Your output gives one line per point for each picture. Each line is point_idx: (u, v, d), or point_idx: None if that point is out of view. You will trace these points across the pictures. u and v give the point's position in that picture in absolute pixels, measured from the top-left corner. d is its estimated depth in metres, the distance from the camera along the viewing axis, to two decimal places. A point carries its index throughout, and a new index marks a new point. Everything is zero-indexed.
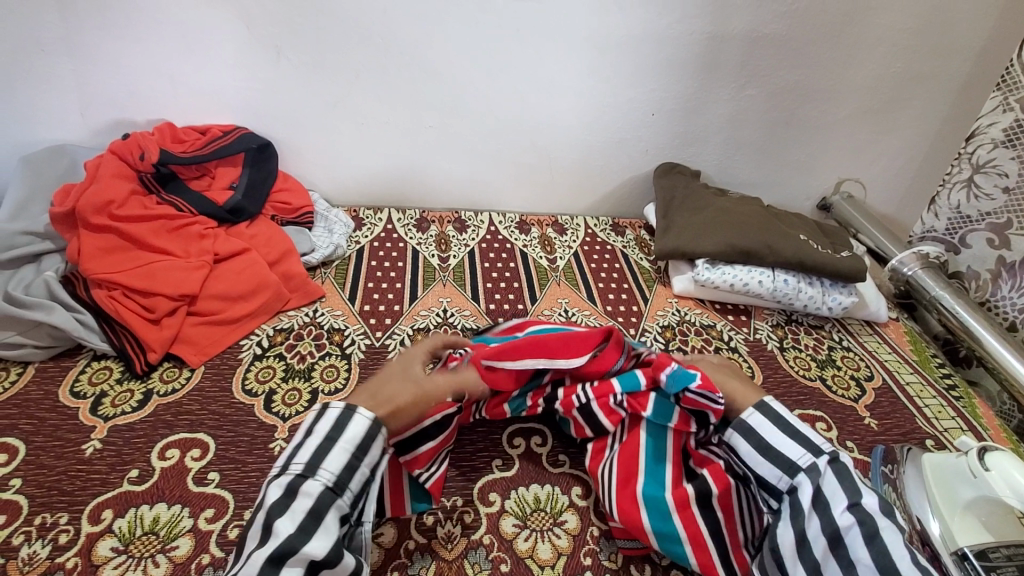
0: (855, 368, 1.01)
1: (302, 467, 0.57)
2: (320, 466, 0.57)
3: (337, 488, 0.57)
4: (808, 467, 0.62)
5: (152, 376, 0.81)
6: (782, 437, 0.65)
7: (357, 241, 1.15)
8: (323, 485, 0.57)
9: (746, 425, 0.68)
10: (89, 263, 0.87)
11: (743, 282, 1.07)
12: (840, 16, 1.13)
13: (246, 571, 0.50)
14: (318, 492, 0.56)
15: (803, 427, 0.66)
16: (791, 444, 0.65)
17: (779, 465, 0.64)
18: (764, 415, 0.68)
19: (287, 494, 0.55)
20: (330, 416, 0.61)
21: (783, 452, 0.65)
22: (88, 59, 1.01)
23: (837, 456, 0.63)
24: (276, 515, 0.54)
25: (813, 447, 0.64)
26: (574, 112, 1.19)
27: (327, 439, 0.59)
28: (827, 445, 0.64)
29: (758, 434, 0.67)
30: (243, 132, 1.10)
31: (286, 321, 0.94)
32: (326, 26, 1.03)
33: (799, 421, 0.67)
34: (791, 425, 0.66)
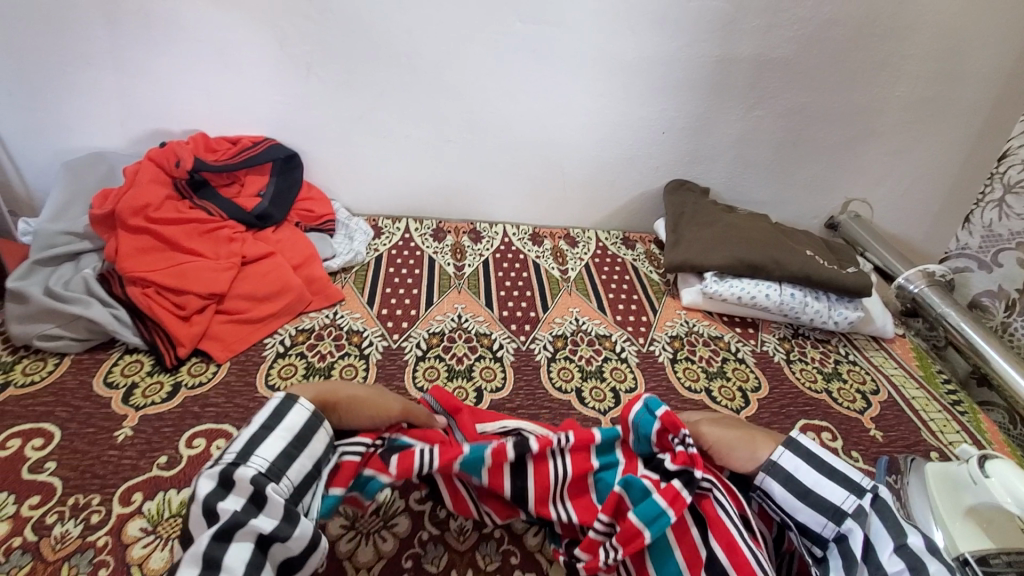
0: (861, 381, 1.02)
1: (235, 456, 0.58)
2: (253, 453, 0.58)
3: (276, 471, 0.58)
4: (855, 511, 0.62)
5: (180, 370, 0.85)
6: (818, 479, 0.64)
7: (376, 249, 1.19)
8: (259, 470, 0.57)
9: (781, 469, 0.66)
10: (126, 262, 0.92)
11: (749, 295, 1.09)
12: (845, 43, 1.18)
13: (193, 551, 0.50)
14: (255, 477, 0.56)
15: (833, 461, 0.66)
16: (833, 486, 0.64)
17: (823, 512, 0.63)
18: (795, 453, 0.66)
19: (222, 482, 0.55)
20: (270, 406, 0.62)
21: (825, 497, 0.64)
22: (131, 73, 1.08)
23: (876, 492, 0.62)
24: (215, 500, 0.54)
25: (851, 488, 0.63)
26: (588, 129, 1.24)
27: (262, 425, 0.60)
28: (867, 481, 0.64)
29: (796, 479, 0.65)
30: (271, 143, 1.15)
31: (308, 321, 0.98)
32: (353, 45, 1.09)
33: (831, 456, 0.66)
34: (825, 464, 0.65)
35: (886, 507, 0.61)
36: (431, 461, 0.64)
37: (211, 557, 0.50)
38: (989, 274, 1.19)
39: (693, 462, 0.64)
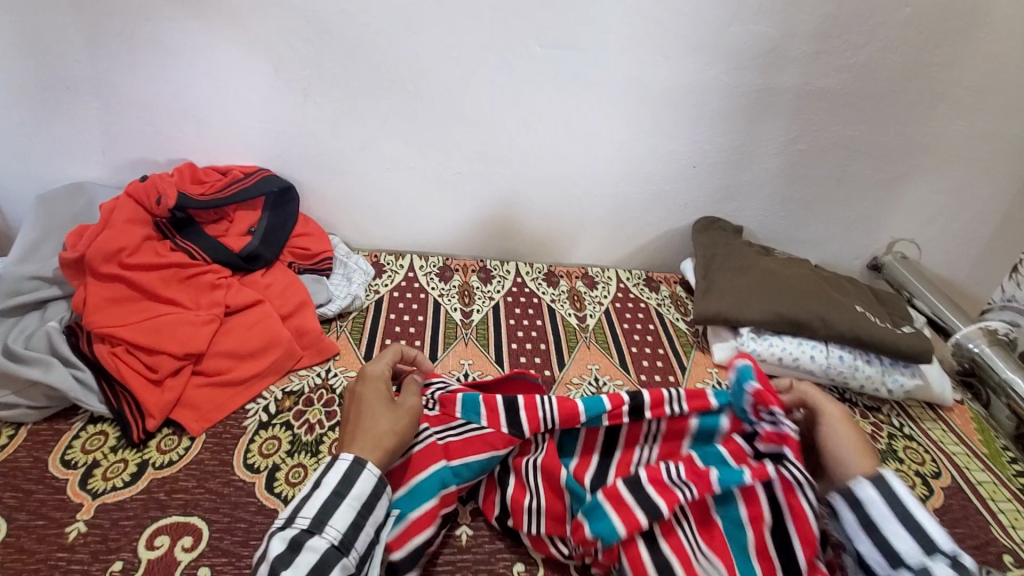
0: (919, 462, 0.90)
1: (308, 522, 0.59)
2: (326, 523, 0.59)
3: (341, 547, 0.59)
4: (919, 567, 0.58)
5: (149, 445, 0.75)
6: (888, 520, 0.62)
7: (376, 291, 1.09)
8: (328, 542, 0.58)
9: (854, 497, 0.64)
10: (94, 315, 0.82)
11: (792, 356, 0.97)
12: (901, 72, 1.05)
13: None
14: (323, 548, 0.57)
15: (917, 513, 0.61)
16: (901, 534, 0.61)
17: (883, 553, 0.61)
18: (880, 492, 0.63)
19: (292, 547, 0.57)
20: (340, 467, 0.63)
21: (895, 539, 0.61)
22: (112, 98, 0.98)
23: (958, 560, 0.58)
24: (281, 567, 0.55)
25: (927, 543, 0.59)
26: (611, 163, 1.12)
27: (335, 495, 0.61)
28: (948, 545, 0.59)
29: (867, 513, 0.63)
30: (264, 174, 1.05)
31: (296, 382, 0.87)
32: (355, 70, 0.98)
33: (913, 506, 0.62)
34: (907, 512, 0.61)
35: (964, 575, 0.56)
36: (552, 418, 0.72)
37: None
38: None
39: (783, 441, 0.69)
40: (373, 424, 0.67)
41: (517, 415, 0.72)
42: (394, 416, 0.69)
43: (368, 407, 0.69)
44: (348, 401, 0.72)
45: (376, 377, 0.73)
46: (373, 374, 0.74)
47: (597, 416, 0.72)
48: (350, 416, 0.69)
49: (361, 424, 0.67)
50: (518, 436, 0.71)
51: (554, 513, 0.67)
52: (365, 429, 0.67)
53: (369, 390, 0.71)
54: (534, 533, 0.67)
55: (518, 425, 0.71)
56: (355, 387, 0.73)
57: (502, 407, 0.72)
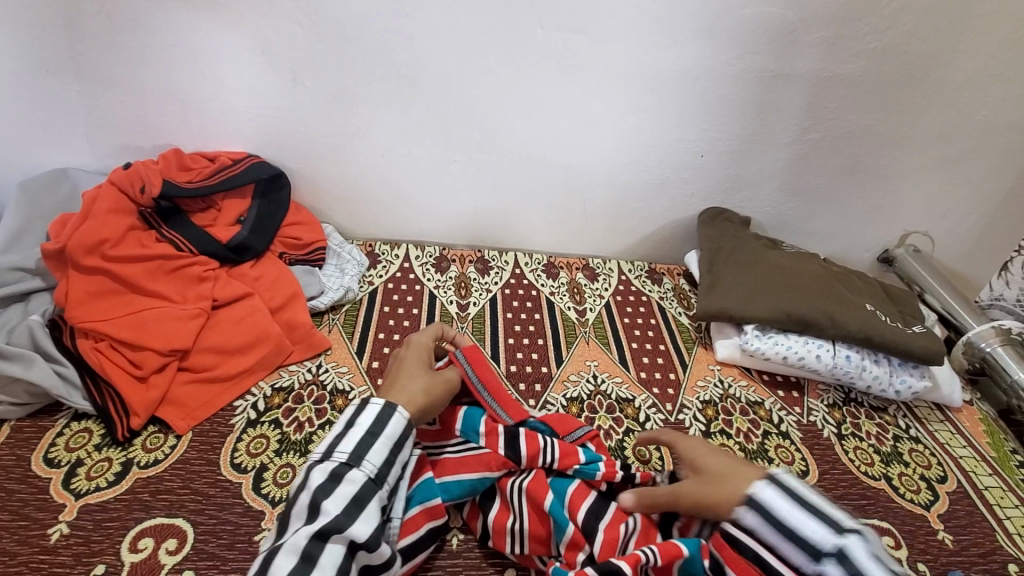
0: (925, 465, 0.88)
1: (346, 456, 0.62)
2: (364, 458, 0.63)
3: (378, 480, 0.63)
4: (834, 551, 0.56)
5: (134, 443, 0.74)
6: (774, 540, 0.58)
7: (370, 282, 1.05)
8: (366, 476, 0.62)
9: (742, 529, 0.60)
10: (76, 309, 0.80)
11: (797, 355, 0.94)
12: (922, 58, 1.00)
13: (293, 543, 0.55)
14: (361, 482, 0.61)
15: (794, 520, 0.58)
16: (793, 549, 0.57)
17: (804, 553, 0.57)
18: (755, 512, 0.60)
19: (333, 479, 0.61)
20: (374, 409, 0.66)
21: (786, 556, 0.58)
22: (93, 81, 0.94)
23: (842, 555, 0.55)
24: (323, 497, 0.59)
25: (813, 550, 0.56)
26: (614, 151, 1.08)
27: (370, 432, 0.64)
28: (829, 541, 0.56)
29: (759, 539, 0.59)
30: (253, 161, 1.01)
31: (286, 378, 0.85)
32: (346, 54, 0.94)
33: (797, 513, 0.58)
34: (786, 524, 0.58)
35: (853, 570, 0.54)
36: (552, 454, 0.72)
37: (309, 553, 0.55)
38: None
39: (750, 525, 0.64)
40: (409, 377, 0.72)
41: (517, 444, 0.72)
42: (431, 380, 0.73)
43: (411, 361, 0.75)
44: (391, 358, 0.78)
45: (422, 343, 0.78)
46: (422, 341, 0.79)
47: (592, 464, 0.73)
48: (392, 366, 0.76)
49: (397, 373, 0.73)
50: (515, 461, 0.71)
51: (537, 536, 0.67)
52: (401, 381, 0.72)
53: (414, 353, 0.76)
54: (517, 552, 0.68)
55: (517, 450, 0.72)
56: (401, 350, 0.78)
57: (504, 435, 0.73)
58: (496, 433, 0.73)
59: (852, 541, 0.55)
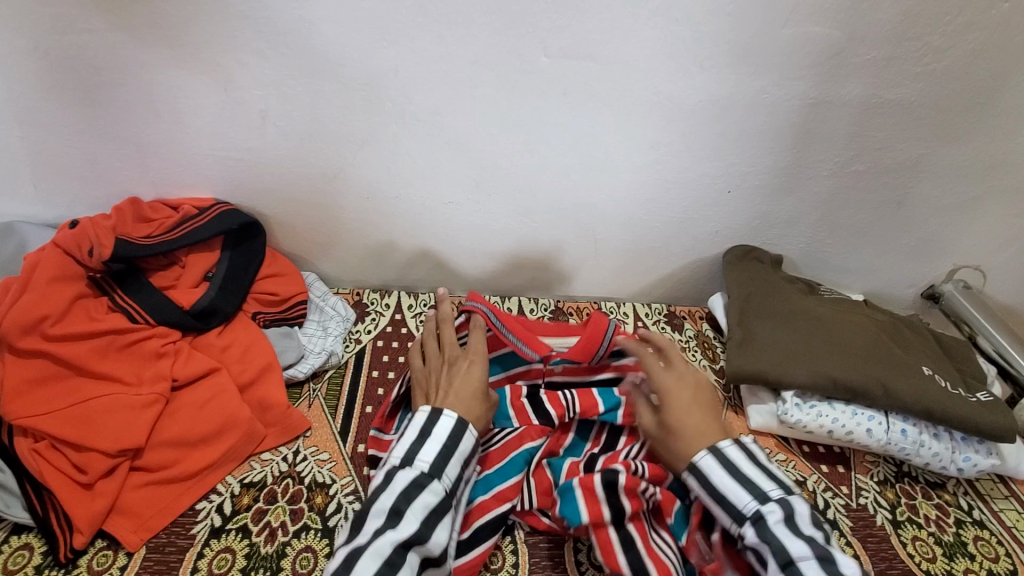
0: (993, 558, 0.76)
1: (427, 467, 0.64)
2: (442, 471, 0.65)
3: (452, 494, 0.65)
4: (753, 515, 0.62)
5: (78, 564, 0.63)
6: (711, 502, 0.65)
7: (357, 341, 0.94)
8: (444, 489, 0.64)
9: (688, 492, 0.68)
10: (12, 402, 0.69)
11: (844, 429, 0.82)
12: (987, 80, 0.86)
13: (377, 549, 0.58)
14: (440, 495, 0.63)
15: (725, 487, 0.64)
16: (722, 511, 0.65)
17: (730, 513, 0.64)
18: (694, 480, 0.66)
19: (415, 487, 0.62)
20: (450, 424, 0.67)
21: (719, 515, 0.65)
22: (34, 125, 0.83)
23: (759, 518, 0.61)
24: (405, 504, 0.61)
25: (737, 512, 0.63)
26: (630, 188, 0.96)
27: (447, 448, 0.66)
28: (750, 505, 0.62)
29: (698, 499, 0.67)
30: (222, 208, 0.89)
31: (257, 471, 0.74)
32: (322, 89, 0.82)
33: (727, 482, 0.64)
34: (716, 489, 0.65)
35: (766, 534, 0.60)
36: (576, 407, 0.81)
37: (392, 560, 0.57)
38: None
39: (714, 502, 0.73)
40: (472, 398, 0.72)
41: (544, 408, 0.81)
42: (484, 399, 0.74)
43: (474, 380, 0.74)
44: (445, 369, 0.77)
45: (481, 356, 0.78)
46: (482, 351, 0.79)
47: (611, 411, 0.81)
48: (450, 381, 0.74)
49: (456, 391, 0.72)
50: (550, 425, 0.80)
51: (543, 488, 0.74)
52: (464, 400, 0.72)
53: (474, 371, 0.75)
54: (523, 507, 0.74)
55: (546, 416, 0.81)
56: (457, 363, 0.77)
57: (530, 407, 0.82)
58: (525, 408, 0.82)
59: (770, 507, 0.61)
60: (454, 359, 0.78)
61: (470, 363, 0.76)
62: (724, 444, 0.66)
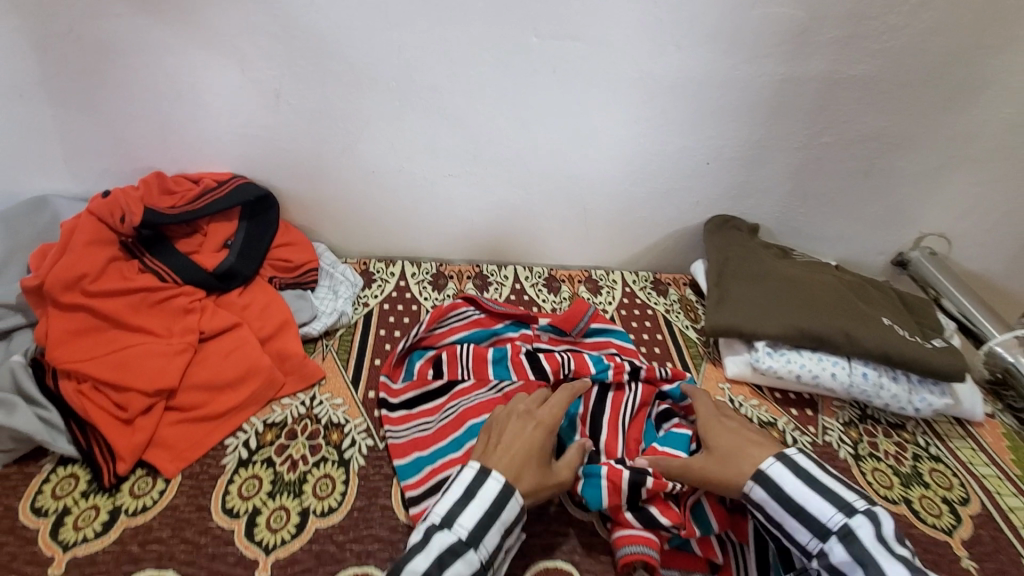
0: (946, 487, 0.84)
1: (465, 533, 0.63)
2: (480, 540, 0.63)
3: (487, 567, 0.63)
4: (839, 529, 0.64)
5: (121, 489, 0.71)
6: (785, 515, 0.67)
7: (365, 303, 1.02)
8: (479, 560, 0.62)
9: (753, 502, 0.69)
10: (56, 349, 0.76)
11: (811, 374, 0.90)
12: (942, 55, 0.94)
13: None
14: (474, 566, 0.61)
15: (803, 499, 0.67)
16: (799, 525, 0.66)
17: (812, 528, 0.66)
18: (765, 489, 0.69)
19: (451, 554, 0.61)
20: (497, 484, 0.66)
21: (793, 530, 0.67)
22: (68, 105, 0.90)
23: (846, 532, 0.63)
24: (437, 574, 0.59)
25: (821, 527, 0.65)
26: (616, 161, 1.03)
27: (490, 515, 0.64)
28: (835, 519, 0.65)
29: (768, 511, 0.68)
30: (238, 182, 0.97)
31: (278, 412, 0.82)
32: (331, 70, 0.89)
33: (807, 493, 0.67)
34: (794, 501, 0.67)
35: (856, 549, 0.62)
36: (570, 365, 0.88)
37: None
38: None
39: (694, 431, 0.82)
40: (528, 459, 0.70)
41: (540, 364, 0.88)
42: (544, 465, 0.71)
43: (534, 444, 0.71)
44: (513, 424, 0.74)
45: (551, 421, 0.75)
46: (553, 416, 0.76)
47: (603, 371, 0.87)
48: (513, 436, 0.72)
49: (509, 451, 0.70)
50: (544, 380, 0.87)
51: None
52: (521, 464, 0.69)
53: (540, 435, 0.72)
54: None
55: (541, 370, 0.88)
56: (528, 422, 0.74)
57: (528, 364, 0.89)
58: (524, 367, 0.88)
59: (858, 521, 0.64)
60: (527, 416, 0.75)
61: (539, 427, 0.73)
62: (793, 452, 0.71)
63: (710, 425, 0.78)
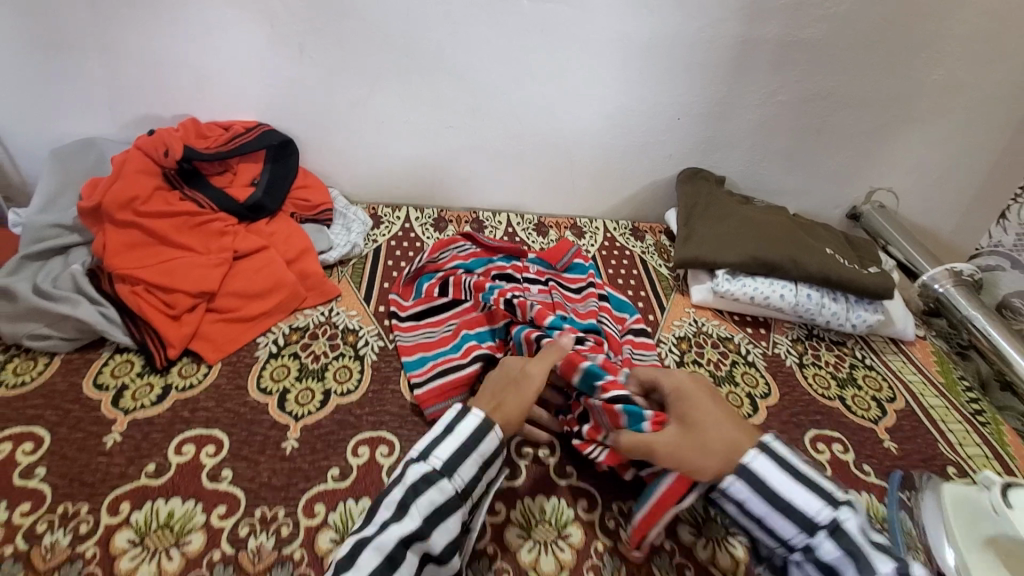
0: (877, 388, 0.98)
1: (440, 463, 0.64)
2: (455, 470, 0.64)
3: (464, 495, 0.64)
4: (828, 523, 0.59)
5: (171, 371, 0.84)
6: (769, 511, 0.61)
7: (374, 240, 1.15)
8: (453, 489, 0.63)
9: (731, 496, 0.62)
10: (113, 258, 0.89)
11: (763, 295, 1.04)
12: (880, 21, 1.08)
13: (383, 540, 0.58)
14: (448, 493, 0.63)
15: (786, 491, 0.61)
16: (785, 521, 0.60)
17: (797, 522, 0.60)
18: (745, 482, 0.61)
19: (424, 482, 0.63)
20: (472, 421, 0.67)
21: (778, 527, 0.60)
22: (117, 56, 1.03)
23: (835, 527, 0.58)
24: (412, 499, 0.62)
25: (808, 521, 0.59)
26: (598, 117, 1.17)
27: (465, 445, 0.65)
28: (823, 513, 0.59)
29: (747, 506, 0.62)
30: (264, 129, 1.10)
31: (302, 319, 0.95)
32: (349, 26, 1.02)
33: (791, 486, 0.61)
34: (778, 496, 0.61)
35: (848, 545, 0.57)
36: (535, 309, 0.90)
37: (392, 556, 0.58)
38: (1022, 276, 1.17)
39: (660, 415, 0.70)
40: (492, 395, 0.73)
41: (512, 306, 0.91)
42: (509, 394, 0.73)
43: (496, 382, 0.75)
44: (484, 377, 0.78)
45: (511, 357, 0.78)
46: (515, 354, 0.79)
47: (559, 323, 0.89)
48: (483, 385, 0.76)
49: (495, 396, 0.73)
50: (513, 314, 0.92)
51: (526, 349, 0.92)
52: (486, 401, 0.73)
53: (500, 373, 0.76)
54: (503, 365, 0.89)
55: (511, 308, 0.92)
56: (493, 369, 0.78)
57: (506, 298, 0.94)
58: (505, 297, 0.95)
59: (845, 514, 0.59)
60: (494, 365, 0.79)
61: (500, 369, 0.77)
62: (771, 438, 0.64)
63: (689, 398, 0.69)
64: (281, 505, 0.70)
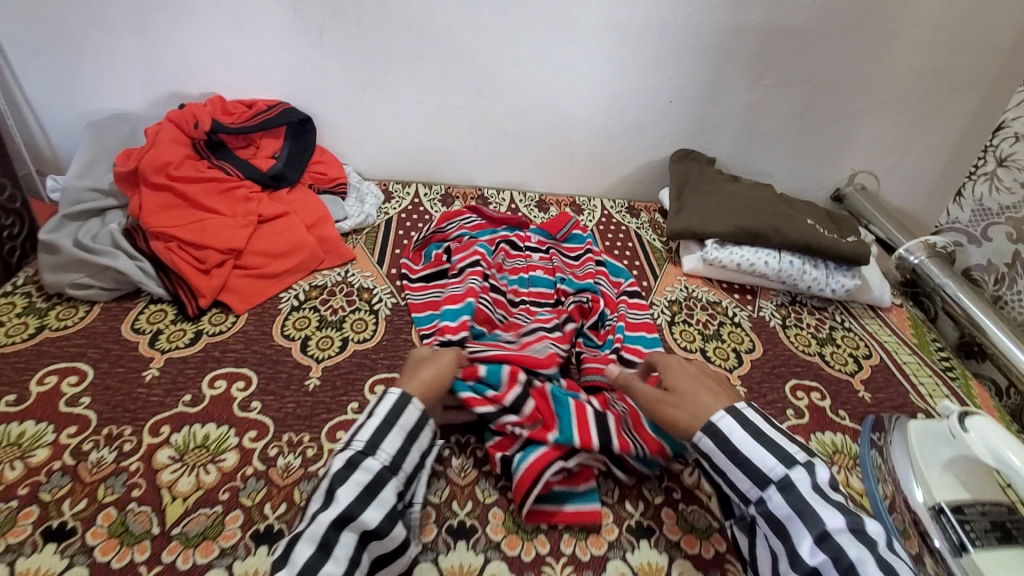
0: (854, 346, 1.05)
1: (361, 445, 0.64)
2: (377, 447, 0.65)
3: (392, 468, 0.64)
4: (780, 480, 0.62)
5: (201, 319, 0.91)
6: (729, 465, 0.65)
7: (386, 212, 1.22)
8: (380, 465, 0.64)
9: (698, 450, 0.67)
10: (148, 217, 0.97)
11: (748, 262, 1.12)
12: (856, 10, 1.17)
13: (314, 528, 0.57)
14: (375, 470, 0.63)
15: (746, 449, 0.65)
16: (742, 475, 0.64)
17: (753, 477, 0.64)
18: (710, 438, 0.67)
19: (346, 467, 0.62)
20: (388, 402, 0.68)
21: (735, 479, 0.65)
22: (150, 36, 1.11)
23: (786, 484, 0.61)
24: (338, 484, 0.61)
25: (762, 476, 0.63)
26: (596, 99, 1.25)
27: (384, 423, 0.66)
28: (777, 470, 0.62)
29: (711, 461, 0.67)
30: (285, 106, 1.18)
31: (321, 278, 1.03)
32: (366, 10, 1.11)
33: (750, 445, 0.64)
34: (737, 452, 0.65)
35: (796, 501, 0.60)
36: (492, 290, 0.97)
37: (326, 540, 0.57)
38: (980, 248, 1.22)
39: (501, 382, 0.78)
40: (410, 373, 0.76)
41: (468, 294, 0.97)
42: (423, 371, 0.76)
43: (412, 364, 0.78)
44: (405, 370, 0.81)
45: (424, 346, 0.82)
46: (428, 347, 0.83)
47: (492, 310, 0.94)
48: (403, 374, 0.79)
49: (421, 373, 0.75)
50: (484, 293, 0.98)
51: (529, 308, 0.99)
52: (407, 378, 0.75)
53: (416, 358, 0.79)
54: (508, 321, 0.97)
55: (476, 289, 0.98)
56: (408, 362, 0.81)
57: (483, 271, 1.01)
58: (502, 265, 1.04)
59: (799, 472, 0.62)
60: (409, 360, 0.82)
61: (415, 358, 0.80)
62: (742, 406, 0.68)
63: (673, 370, 0.75)
64: (306, 431, 0.77)
